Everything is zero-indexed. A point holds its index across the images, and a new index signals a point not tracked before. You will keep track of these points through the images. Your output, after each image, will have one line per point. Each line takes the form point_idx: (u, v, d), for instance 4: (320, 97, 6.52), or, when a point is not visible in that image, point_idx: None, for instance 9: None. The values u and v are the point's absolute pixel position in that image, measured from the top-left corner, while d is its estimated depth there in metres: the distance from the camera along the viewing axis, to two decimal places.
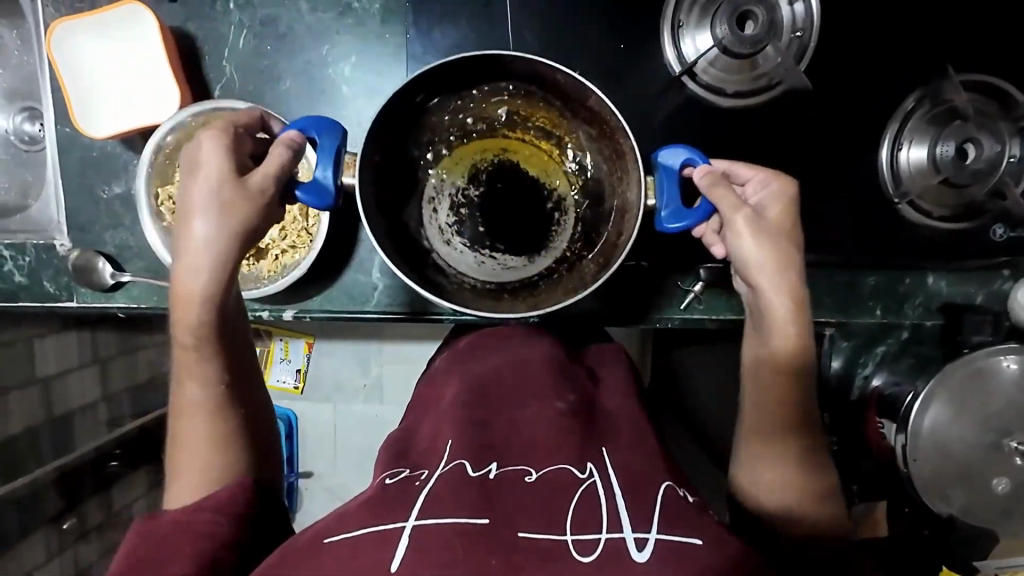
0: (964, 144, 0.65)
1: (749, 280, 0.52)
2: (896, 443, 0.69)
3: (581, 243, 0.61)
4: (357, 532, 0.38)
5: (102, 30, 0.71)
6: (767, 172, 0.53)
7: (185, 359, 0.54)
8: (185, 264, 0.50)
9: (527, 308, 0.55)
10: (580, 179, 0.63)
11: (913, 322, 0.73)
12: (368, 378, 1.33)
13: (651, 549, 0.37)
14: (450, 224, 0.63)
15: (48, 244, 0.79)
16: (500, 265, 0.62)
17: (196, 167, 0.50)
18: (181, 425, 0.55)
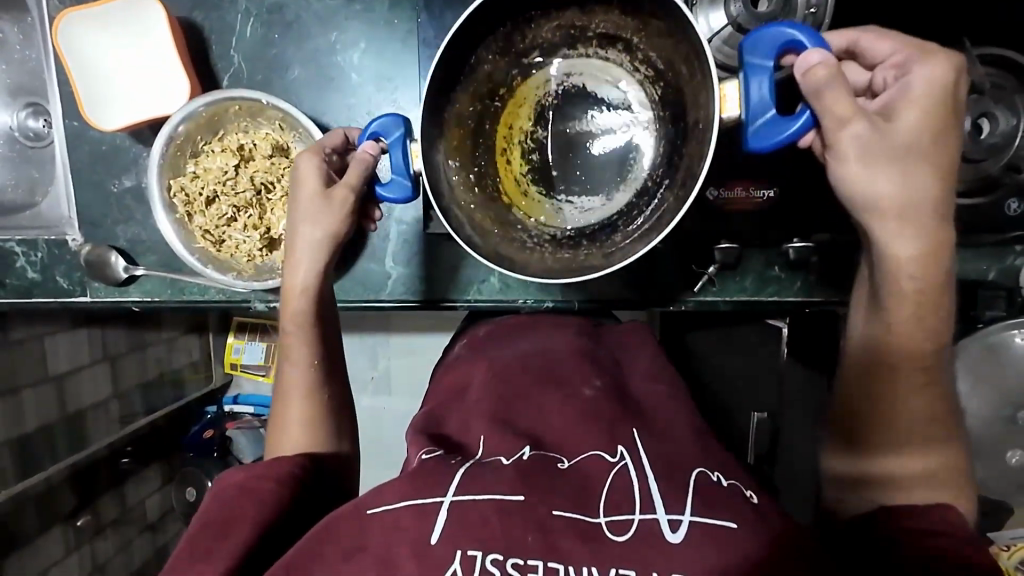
0: (979, 118, 0.66)
1: (860, 204, 0.46)
2: None
3: (663, 168, 0.53)
4: (397, 505, 0.39)
5: (108, 20, 0.70)
6: (914, 56, 0.46)
7: (285, 350, 0.58)
8: (292, 264, 0.56)
9: (604, 259, 0.51)
10: (657, 88, 0.54)
11: None
12: (376, 371, 1.34)
13: (685, 532, 0.38)
14: (525, 172, 0.59)
15: (61, 240, 0.79)
16: (579, 209, 0.58)
17: (298, 178, 0.56)
18: (280, 408, 0.58)
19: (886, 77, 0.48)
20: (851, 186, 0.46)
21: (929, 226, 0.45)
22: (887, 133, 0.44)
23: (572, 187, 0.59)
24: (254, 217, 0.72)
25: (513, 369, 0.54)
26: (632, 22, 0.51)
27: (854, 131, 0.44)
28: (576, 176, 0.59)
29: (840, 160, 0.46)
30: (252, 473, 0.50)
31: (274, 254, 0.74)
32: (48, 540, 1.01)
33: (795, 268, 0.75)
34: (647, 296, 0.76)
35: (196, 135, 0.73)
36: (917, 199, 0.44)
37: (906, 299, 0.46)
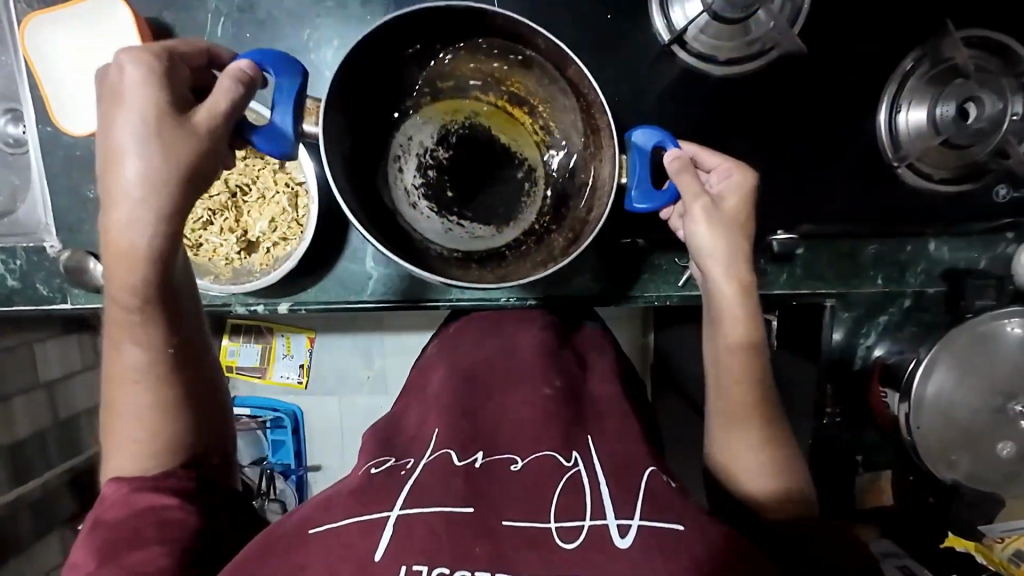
0: (964, 104, 0.63)
1: (701, 257, 0.56)
2: (899, 412, 0.69)
3: (549, 217, 0.66)
4: (340, 523, 0.38)
5: (77, 24, 0.70)
6: (729, 164, 0.57)
7: (125, 325, 0.47)
8: (116, 216, 0.43)
9: (494, 278, 0.62)
10: (547, 151, 0.67)
11: (915, 289, 0.73)
12: (372, 370, 1.33)
13: (634, 534, 0.37)
14: (416, 185, 0.66)
15: (39, 247, 0.78)
16: (465, 232, 0.66)
17: (122, 94, 0.42)
18: (117, 391, 0.49)
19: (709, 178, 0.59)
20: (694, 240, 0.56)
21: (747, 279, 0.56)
22: (722, 208, 0.56)
23: (462, 210, 0.67)
24: (231, 219, 0.72)
25: (471, 376, 0.55)
26: (542, 91, 0.64)
27: (701, 204, 0.55)
28: (467, 200, 0.67)
29: (693, 223, 0.56)
30: (139, 486, 0.47)
31: (253, 256, 0.73)
32: (46, 546, 1.02)
33: (779, 261, 0.72)
34: (628, 292, 0.75)
35: None
36: (740, 258, 0.55)
37: (737, 321, 0.55)
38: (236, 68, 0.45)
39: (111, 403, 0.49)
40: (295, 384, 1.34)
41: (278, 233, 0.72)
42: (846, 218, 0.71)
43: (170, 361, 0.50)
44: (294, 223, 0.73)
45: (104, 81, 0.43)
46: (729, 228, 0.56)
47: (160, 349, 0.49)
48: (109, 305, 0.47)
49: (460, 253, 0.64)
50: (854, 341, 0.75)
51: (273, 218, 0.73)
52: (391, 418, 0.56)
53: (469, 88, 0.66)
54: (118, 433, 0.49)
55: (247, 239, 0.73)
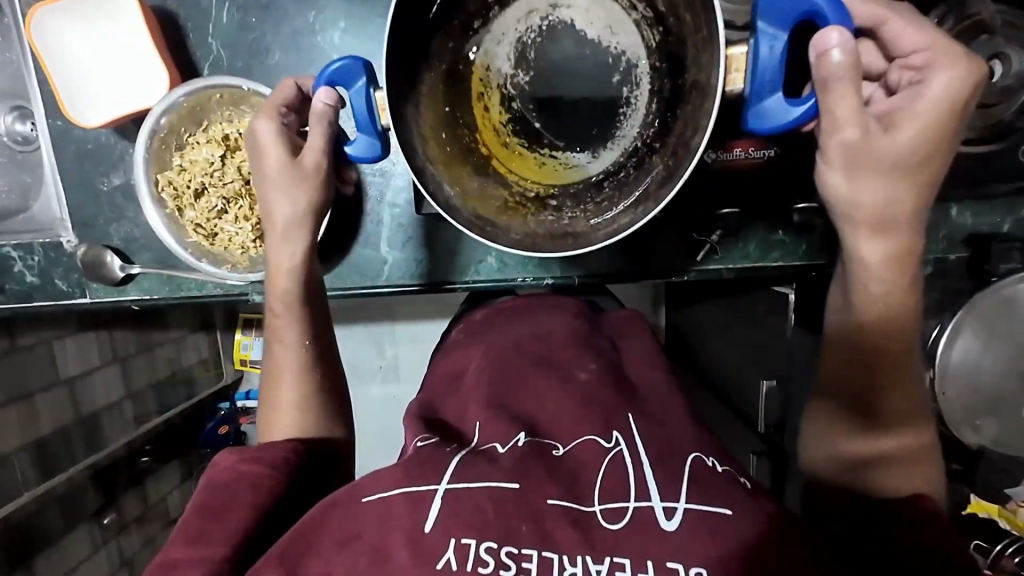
0: (992, 60, 0.63)
1: (841, 208, 0.50)
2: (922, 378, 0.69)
3: (655, 129, 0.53)
4: (390, 492, 0.39)
5: (81, 13, 0.69)
6: (940, 62, 0.47)
7: (276, 322, 0.59)
8: (275, 241, 0.57)
9: (587, 222, 0.52)
10: (655, 33, 0.52)
11: (936, 256, 0.73)
12: (384, 360, 1.34)
13: (680, 519, 0.37)
14: (504, 118, 0.58)
15: (55, 242, 0.79)
16: (561, 163, 0.57)
17: (269, 151, 0.55)
18: (272, 384, 0.59)
19: (902, 77, 0.50)
20: (827, 188, 0.50)
21: (899, 235, 0.49)
22: (877, 143, 0.46)
23: (554, 139, 0.58)
24: (246, 207, 0.71)
25: (506, 356, 0.53)
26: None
27: (847, 136, 0.46)
28: (558, 127, 0.58)
29: (826, 164, 0.49)
30: (245, 454, 0.50)
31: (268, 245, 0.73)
32: (77, 538, 1.03)
33: (799, 231, 0.73)
34: (644, 269, 0.75)
35: (180, 127, 0.72)
36: (894, 211, 0.48)
37: (877, 283, 0.50)
38: (317, 106, 0.52)
39: (266, 395, 0.59)
40: None
41: None
42: None
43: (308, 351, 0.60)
44: None
45: (255, 144, 0.56)
46: (887, 171, 0.47)
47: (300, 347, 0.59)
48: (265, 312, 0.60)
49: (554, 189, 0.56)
50: None
51: None
52: (424, 399, 0.56)
53: None
54: (275, 417, 0.58)
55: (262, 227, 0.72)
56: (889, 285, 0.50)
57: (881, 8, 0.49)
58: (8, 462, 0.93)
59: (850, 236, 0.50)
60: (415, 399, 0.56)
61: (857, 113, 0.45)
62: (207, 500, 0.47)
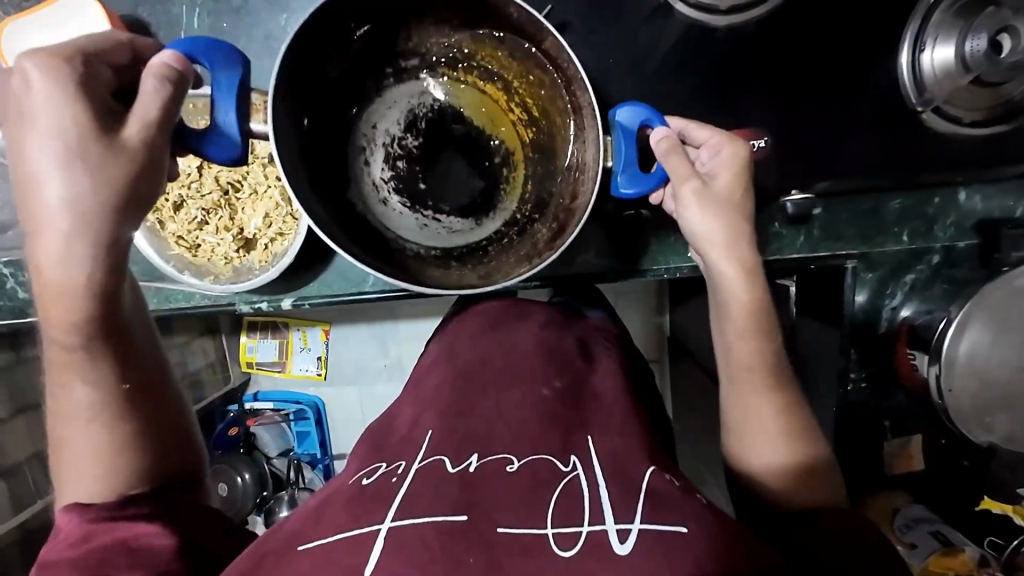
0: (997, 36, 0.58)
1: (699, 239, 0.58)
2: (930, 374, 0.66)
3: (531, 205, 0.66)
4: (331, 539, 0.37)
5: (52, 28, 0.68)
6: (720, 138, 0.57)
7: (70, 360, 0.47)
8: (44, 253, 0.41)
9: (478, 278, 0.63)
10: (530, 132, 0.67)
11: (944, 244, 0.70)
12: (389, 358, 1.34)
13: (634, 541, 0.35)
14: (387, 178, 0.68)
15: None
16: (444, 227, 0.68)
17: (26, 116, 0.40)
18: (81, 442, 0.49)
19: (704, 155, 0.58)
20: (686, 225, 0.58)
21: (745, 253, 0.57)
22: (712, 190, 0.56)
23: (436, 200, 0.68)
24: (226, 217, 0.71)
25: (471, 371, 0.54)
26: (514, 64, 0.64)
27: (690, 188, 0.56)
28: (438, 193, 0.68)
29: (682, 209, 0.57)
30: (96, 517, 0.46)
31: (251, 254, 0.72)
32: None
33: (795, 223, 0.69)
34: (635, 267, 0.72)
35: None
36: (739, 235, 0.56)
37: (743, 304, 0.57)
38: (152, 63, 0.43)
39: (76, 451, 0.49)
40: (315, 376, 1.35)
41: (274, 229, 0.71)
42: (871, 170, 0.66)
43: (124, 391, 0.51)
44: (289, 217, 0.71)
45: (9, 101, 0.41)
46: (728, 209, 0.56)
47: (114, 386, 0.50)
48: (50, 344, 0.47)
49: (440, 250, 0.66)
50: (879, 304, 0.72)
51: (267, 213, 0.72)
52: (388, 416, 0.56)
53: (434, 70, 0.67)
54: (76, 471, 0.49)
55: (244, 236, 0.72)
56: (750, 299, 0.57)
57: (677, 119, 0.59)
58: (20, 470, 0.96)
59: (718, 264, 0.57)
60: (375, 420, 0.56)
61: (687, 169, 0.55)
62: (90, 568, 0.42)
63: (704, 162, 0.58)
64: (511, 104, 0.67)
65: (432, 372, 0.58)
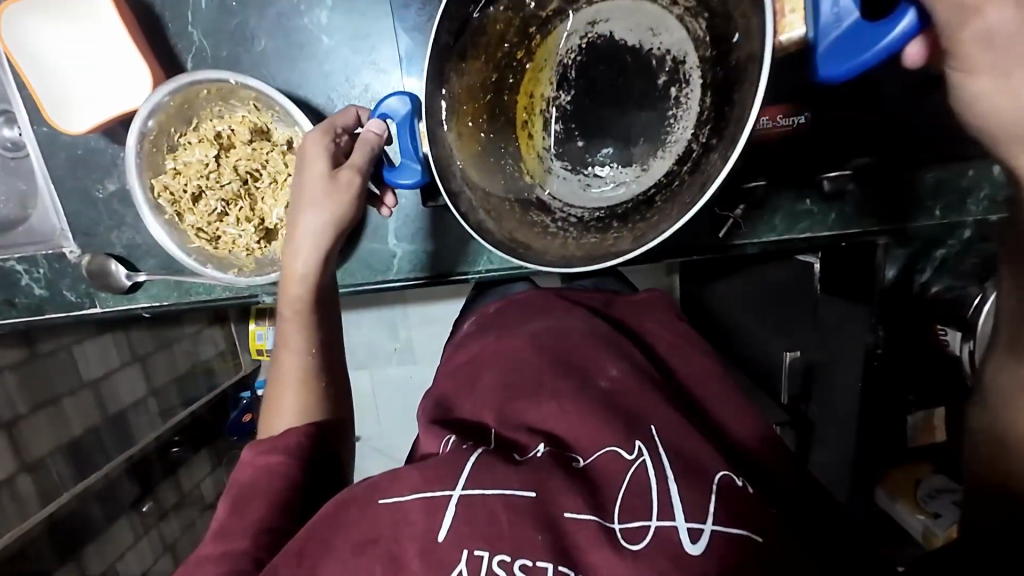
0: None
1: (1011, 131, 0.35)
2: (963, 351, 0.64)
3: (711, 124, 0.46)
4: (406, 497, 0.41)
5: (54, 11, 0.65)
6: None
7: (284, 329, 0.59)
8: (293, 249, 0.58)
9: (633, 241, 0.47)
10: (699, 23, 0.47)
11: (976, 218, 0.69)
12: (399, 342, 1.34)
13: (706, 542, 0.39)
14: (548, 146, 0.55)
15: (58, 253, 0.77)
16: (609, 185, 0.54)
17: (304, 158, 0.57)
18: (275, 395, 0.59)
19: None
20: (972, 103, 0.36)
21: None
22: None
23: (600, 156, 0.54)
24: (246, 208, 0.69)
25: (529, 360, 0.55)
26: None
27: (996, 20, 0.32)
28: (603, 141, 0.54)
29: (965, 73, 0.35)
30: (258, 452, 0.52)
31: (273, 245, 0.70)
32: (118, 530, 1.07)
33: (828, 200, 0.69)
34: (664, 249, 0.71)
35: (169, 127, 0.68)
36: None
37: None
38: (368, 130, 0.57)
39: (271, 400, 0.59)
40: None
41: None
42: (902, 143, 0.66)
43: (314, 359, 0.59)
44: None
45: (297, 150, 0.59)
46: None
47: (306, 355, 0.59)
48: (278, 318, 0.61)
49: (600, 213, 0.52)
50: (907, 280, 0.73)
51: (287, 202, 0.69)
52: (442, 400, 0.58)
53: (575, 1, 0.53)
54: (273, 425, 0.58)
55: (264, 227, 0.69)
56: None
57: None
58: (44, 464, 0.96)
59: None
60: (425, 396, 0.61)
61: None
62: (236, 492, 0.50)
63: None
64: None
65: (490, 364, 0.57)
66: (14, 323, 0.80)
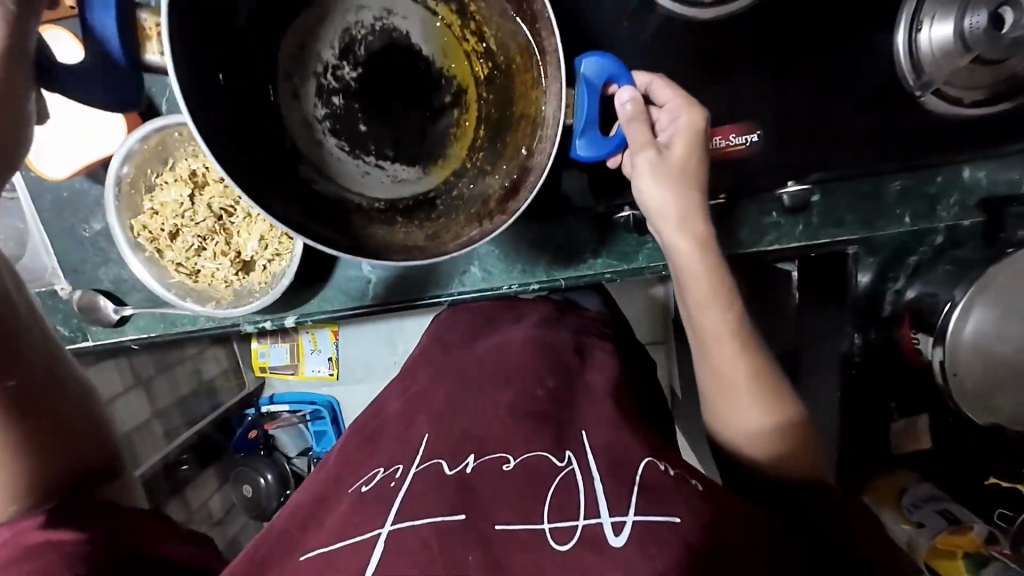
0: (998, 9, 0.55)
1: (653, 212, 0.59)
2: (933, 357, 0.63)
3: (483, 153, 0.63)
4: (334, 547, 0.43)
5: None
6: (680, 102, 0.58)
7: None
8: None
9: (427, 236, 0.59)
10: (485, 66, 0.63)
11: (947, 224, 0.69)
12: (398, 354, 1.36)
13: (628, 532, 0.40)
14: (324, 118, 0.64)
15: (50, 290, 0.80)
16: (386, 175, 0.64)
17: None
18: None
19: (662, 116, 0.59)
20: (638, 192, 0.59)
21: (699, 229, 0.58)
22: (669, 162, 0.57)
23: (381, 148, 0.64)
24: (222, 243, 0.72)
25: (467, 374, 0.61)
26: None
27: (645, 157, 0.57)
28: (381, 136, 0.64)
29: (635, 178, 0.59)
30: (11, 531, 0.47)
31: (251, 276, 0.73)
32: None
33: (793, 213, 0.69)
34: (635, 265, 0.72)
35: (145, 168, 0.71)
36: (691, 212, 0.58)
37: (698, 276, 0.58)
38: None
39: None
40: (327, 376, 1.39)
41: (271, 250, 0.71)
42: (875, 139, 0.65)
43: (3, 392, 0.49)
44: (285, 237, 0.71)
45: None
46: (678, 179, 0.58)
47: None
48: None
49: (381, 203, 0.63)
50: (880, 287, 0.71)
51: (263, 236, 0.72)
52: (370, 417, 0.63)
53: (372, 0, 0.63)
54: None
55: (242, 259, 0.72)
56: (705, 274, 0.58)
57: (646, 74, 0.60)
58: None
59: (665, 231, 0.59)
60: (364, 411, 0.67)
61: (646, 139, 0.57)
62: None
63: (662, 129, 0.59)
64: (465, 31, 0.63)
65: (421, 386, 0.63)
66: None
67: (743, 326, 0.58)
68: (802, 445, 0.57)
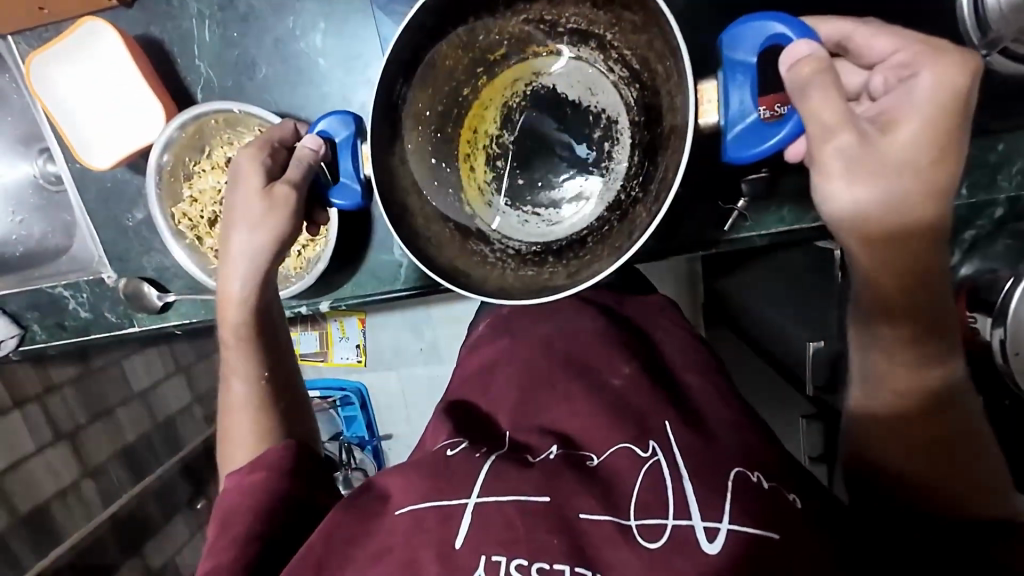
0: None
1: (845, 215, 0.45)
2: (991, 338, 0.58)
3: (637, 179, 0.54)
4: (422, 506, 0.44)
5: (72, 57, 0.70)
6: (918, 53, 0.45)
7: (229, 357, 0.61)
8: (225, 274, 0.59)
9: (567, 279, 0.51)
10: (632, 91, 0.56)
11: (1009, 195, 0.63)
12: (424, 341, 1.37)
13: (723, 540, 0.39)
14: (491, 180, 0.62)
15: (97, 278, 0.83)
16: (545, 222, 0.60)
17: (236, 178, 0.58)
18: (230, 420, 0.61)
19: (888, 77, 0.47)
20: (824, 182, 0.45)
21: (902, 235, 0.45)
22: (878, 147, 0.43)
23: (538, 196, 0.61)
24: None
25: (538, 364, 0.59)
26: (602, 15, 0.52)
27: (842, 142, 0.43)
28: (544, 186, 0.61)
29: (823, 175, 0.45)
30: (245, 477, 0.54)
31: (287, 261, 0.74)
32: (175, 526, 1.21)
33: None
34: (673, 245, 0.68)
35: (185, 157, 0.73)
36: (900, 213, 0.44)
37: (885, 295, 0.47)
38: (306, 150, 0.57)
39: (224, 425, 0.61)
40: (355, 363, 1.40)
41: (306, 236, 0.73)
42: None
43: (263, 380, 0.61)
44: None
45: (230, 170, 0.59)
46: (889, 172, 0.43)
47: (258, 377, 0.61)
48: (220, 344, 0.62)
49: (534, 250, 0.57)
50: None
51: None
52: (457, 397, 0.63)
53: (522, 46, 0.59)
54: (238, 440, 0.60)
55: None
56: (896, 301, 0.47)
57: (844, 23, 0.50)
58: (104, 469, 1.10)
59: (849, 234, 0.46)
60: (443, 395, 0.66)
61: (846, 118, 0.42)
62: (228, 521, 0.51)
63: (890, 92, 0.46)
64: (611, 63, 0.56)
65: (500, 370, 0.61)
66: (65, 344, 0.85)
67: (922, 353, 0.48)
68: (963, 480, 0.48)
